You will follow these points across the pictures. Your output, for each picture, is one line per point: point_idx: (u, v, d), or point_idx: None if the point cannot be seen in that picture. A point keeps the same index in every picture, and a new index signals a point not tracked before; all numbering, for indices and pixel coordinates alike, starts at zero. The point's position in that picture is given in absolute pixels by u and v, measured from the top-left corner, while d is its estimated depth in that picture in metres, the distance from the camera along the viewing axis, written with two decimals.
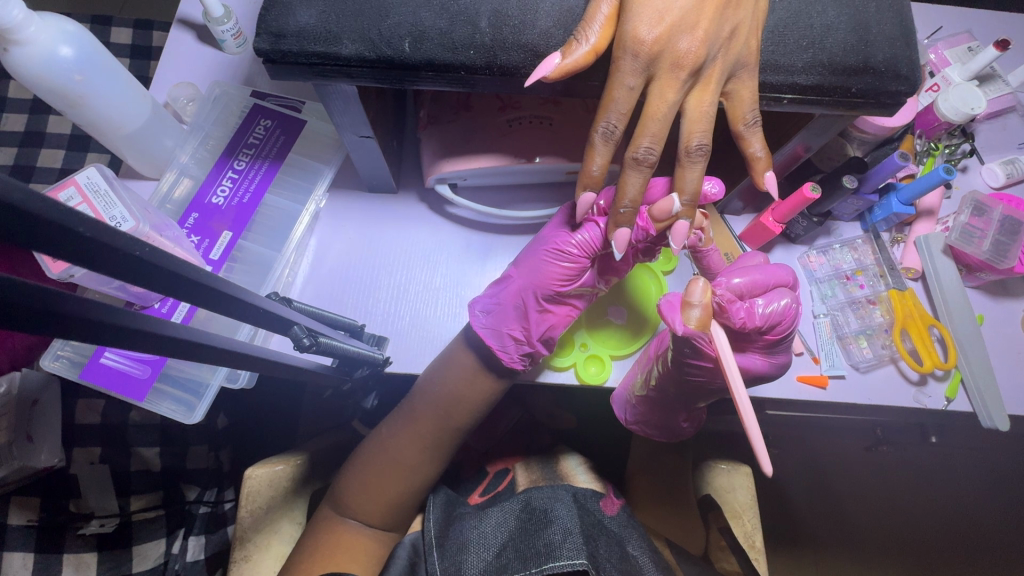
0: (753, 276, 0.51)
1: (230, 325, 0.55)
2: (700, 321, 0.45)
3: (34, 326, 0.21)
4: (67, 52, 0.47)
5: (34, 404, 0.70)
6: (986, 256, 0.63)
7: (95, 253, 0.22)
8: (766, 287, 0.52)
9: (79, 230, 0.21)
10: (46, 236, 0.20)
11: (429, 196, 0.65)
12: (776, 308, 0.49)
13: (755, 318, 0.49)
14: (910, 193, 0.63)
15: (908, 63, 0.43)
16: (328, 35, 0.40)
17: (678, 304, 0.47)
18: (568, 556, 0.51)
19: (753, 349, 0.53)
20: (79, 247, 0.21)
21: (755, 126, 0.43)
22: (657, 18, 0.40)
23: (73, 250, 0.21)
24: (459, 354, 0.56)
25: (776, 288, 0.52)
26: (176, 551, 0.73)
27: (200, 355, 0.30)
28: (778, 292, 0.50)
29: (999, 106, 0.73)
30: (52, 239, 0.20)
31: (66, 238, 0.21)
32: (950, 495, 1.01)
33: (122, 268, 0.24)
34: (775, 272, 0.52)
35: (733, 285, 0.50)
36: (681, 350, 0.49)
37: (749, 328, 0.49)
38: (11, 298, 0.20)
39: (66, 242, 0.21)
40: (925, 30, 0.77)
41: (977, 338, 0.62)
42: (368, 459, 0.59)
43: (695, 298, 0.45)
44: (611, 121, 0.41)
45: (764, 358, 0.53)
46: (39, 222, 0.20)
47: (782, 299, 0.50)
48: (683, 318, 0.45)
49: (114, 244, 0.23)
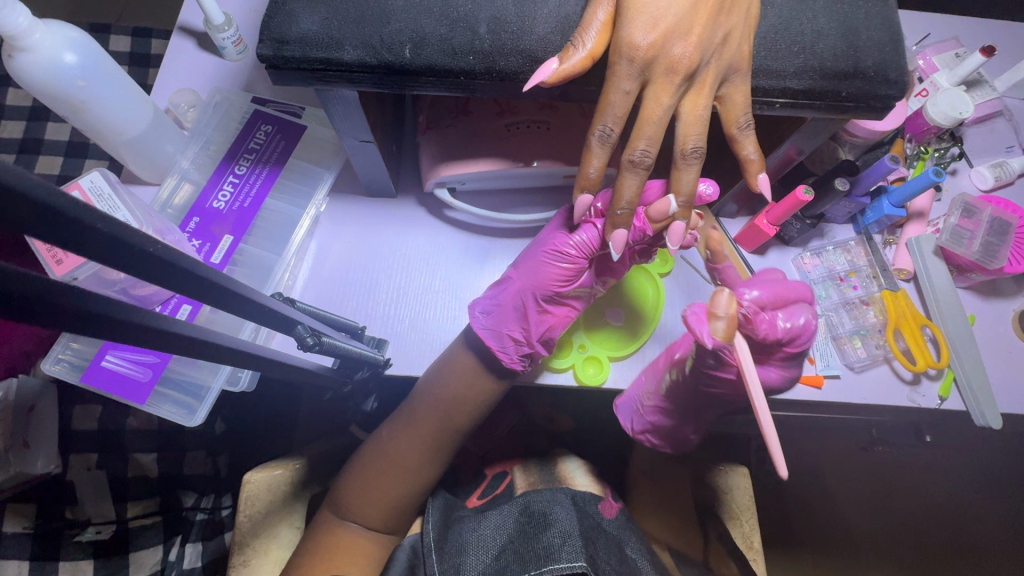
0: (775, 289, 0.52)
1: (234, 323, 0.55)
2: (727, 333, 0.46)
3: (45, 319, 0.21)
4: (70, 59, 0.48)
5: (30, 410, 0.70)
6: (976, 257, 0.64)
7: (107, 248, 0.23)
8: (788, 301, 0.52)
9: (94, 224, 0.22)
10: (65, 229, 0.21)
11: (428, 199, 0.66)
12: (798, 322, 0.51)
13: (776, 331, 0.51)
14: (901, 195, 0.64)
15: (897, 68, 0.44)
16: (330, 41, 0.41)
17: (704, 315, 0.48)
18: (566, 558, 0.51)
19: (771, 362, 0.53)
20: (92, 241, 0.22)
21: (748, 130, 0.44)
22: (652, 23, 0.41)
23: (85, 245, 0.22)
24: (459, 356, 0.57)
25: (798, 302, 0.52)
26: (173, 557, 0.75)
27: (204, 353, 0.30)
28: (799, 307, 0.52)
29: (987, 110, 0.75)
30: (69, 234, 0.21)
31: (84, 233, 0.22)
32: (945, 496, 1.02)
33: (132, 264, 0.24)
34: (797, 287, 0.53)
35: (755, 297, 0.51)
36: (702, 360, 0.52)
37: (771, 340, 0.51)
38: (22, 289, 0.20)
39: (83, 238, 0.22)
40: (913, 37, 0.79)
41: (968, 337, 0.63)
42: (368, 463, 0.60)
43: (721, 309, 0.46)
44: (607, 124, 0.41)
45: (781, 371, 0.54)
46: (55, 216, 0.20)
47: (802, 315, 0.51)
48: (711, 331, 0.46)
49: (126, 241, 0.23)
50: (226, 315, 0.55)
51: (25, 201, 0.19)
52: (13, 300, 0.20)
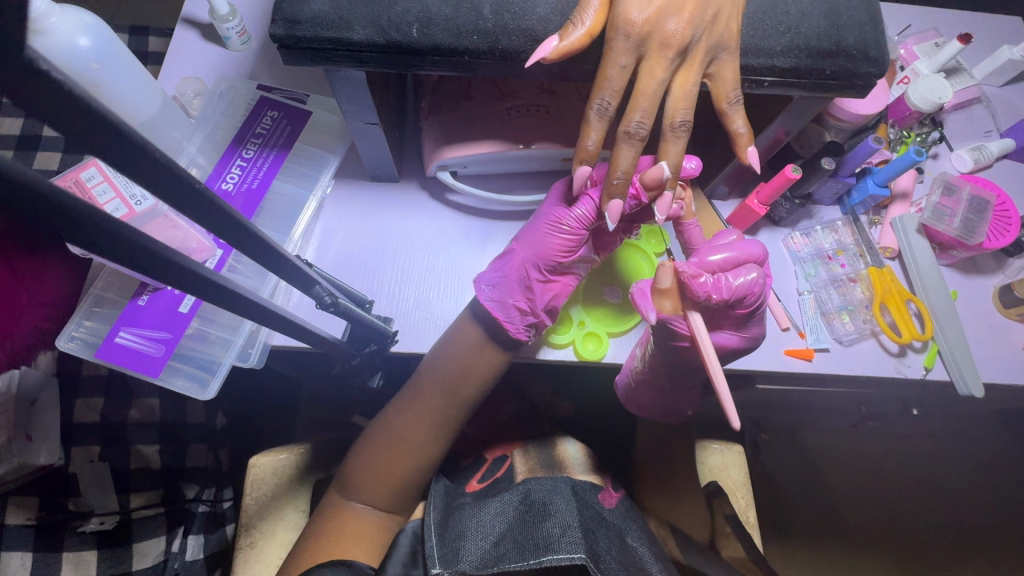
0: (726, 253, 0.53)
1: (258, 273, 0.56)
2: (673, 308, 0.52)
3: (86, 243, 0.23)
4: (84, 42, 0.49)
5: (32, 403, 0.70)
6: (957, 232, 0.67)
7: (155, 174, 0.24)
8: (737, 263, 0.54)
9: (152, 152, 0.23)
10: (134, 157, 0.22)
11: (430, 184, 0.68)
12: (744, 281, 0.51)
13: (723, 290, 0.51)
14: (885, 175, 0.66)
15: (877, 47, 0.47)
16: (340, 21, 0.43)
17: (650, 293, 0.53)
18: (566, 550, 0.52)
19: (726, 326, 0.56)
20: (147, 172, 0.23)
21: (737, 105, 0.46)
22: (646, 2, 0.43)
23: (145, 174, 0.23)
24: (466, 329, 0.59)
25: (745, 263, 0.54)
26: (176, 549, 0.76)
27: (224, 300, 0.32)
28: (746, 268, 0.52)
29: (965, 97, 0.78)
30: (131, 158, 0.22)
31: (146, 160, 0.23)
32: (933, 476, 1.05)
33: (175, 196, 0.25)
34: (744, 248, 0.54)
35: (708, 262, 0.53)
36: (660, 335, 0.54)
37: (715, 300, 0.50)
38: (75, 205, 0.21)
39: (144, 164, 0.23)
40: (894, 27, 0.82)
41: (951, 310, 0.65)
42: (375, 440, 0.61)
43: (663, 283, 0.52)
44: (605, 98, 0.44)
45: (737, 334, 0.57)
46: (127, 142, 0.22)
47: (750, 273, 0.52)
48: (657, 307, 0.52)
49: (178, 175, 0.25)
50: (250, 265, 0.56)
51: (104, 123, 0.21)
52: (65, 218, 0.21)
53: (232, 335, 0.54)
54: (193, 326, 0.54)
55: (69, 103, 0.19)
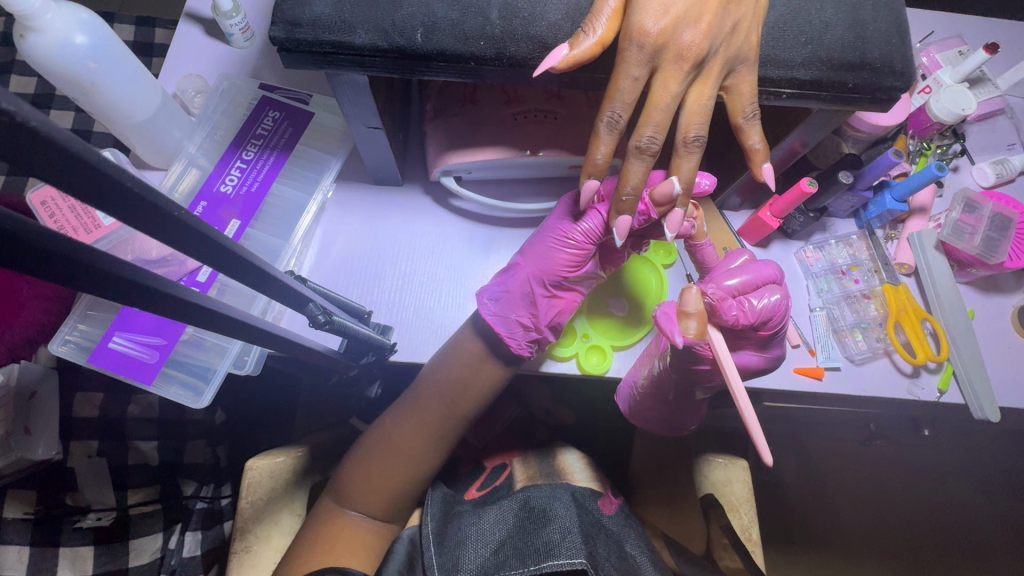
0: (743, 276, 0.52)
1: (246, 296, 0.56)
2: (698, 330, 0.47)
3: (56, 276, 0.22)
4: (81, 40, 0.48)
5: (31, 397, 0.67)
6: (977, 251, 0.65)
7: (135, 207, 0.24)
8: (755, 286, 0.52)
9: (127, 186, 0.23)
10: (99, 186, 0.22)
11: (434, 188, 0.66)
12: (767, 304, 0.50)
13: (748, 313, 0.50)
14: (903, 190, 0.64)
15: (903, 60, 0.45)
16: (342, 24, 0.41)
17: (674, 314, 0.48)
18: (566, 554, 0.50)
19: (748, 346, 0.54)
20: (123, 200, 0.23)
21: (754, 120, 0.45)
22: (662, 11, 0.41)
23: (113, 202, 0.23)
24: (468, 342, 0.57)
25: (765, 285, 0.52)
26: (172, 546, 0.72)
27: (212, 323, 0.31)
28: (768, 290, 0.51)
29: (988, 108, 0.75)
30: (104, 193, 0.22)
31: (117, 191, 0.23)
32: (939, 493, 1.03)
33: (149, 225, 0.25)
34: (762, 269, 0.53)
35: (726, 285, 0.51)
36: (681, 354, 0.51)
37: (742, 325, 0.50)
38: (44, 244, 0.21)
39: (115, 195, 0.23)
40: (917, 34, 0.79)
41: (968, 331, 0.63)
42: (369, 451, 0.60)
43: (690, 307, 0.47)
44: (616, 110, 0.42)
45: (760, 353, 0.54)
46: (85, 170, 0.21)
47: (773, 295, 0.51)
48: (683, 329, 0.47)
49: (156, 204, 0.25)
50: (240, 290, 0.56)
51: (66, 154, 0.20)
52: (34, 252, 0.21)
53: (227, 344, 0.53)
54: (188, 332, 0.53)
55: (21, 136, 0.19)
